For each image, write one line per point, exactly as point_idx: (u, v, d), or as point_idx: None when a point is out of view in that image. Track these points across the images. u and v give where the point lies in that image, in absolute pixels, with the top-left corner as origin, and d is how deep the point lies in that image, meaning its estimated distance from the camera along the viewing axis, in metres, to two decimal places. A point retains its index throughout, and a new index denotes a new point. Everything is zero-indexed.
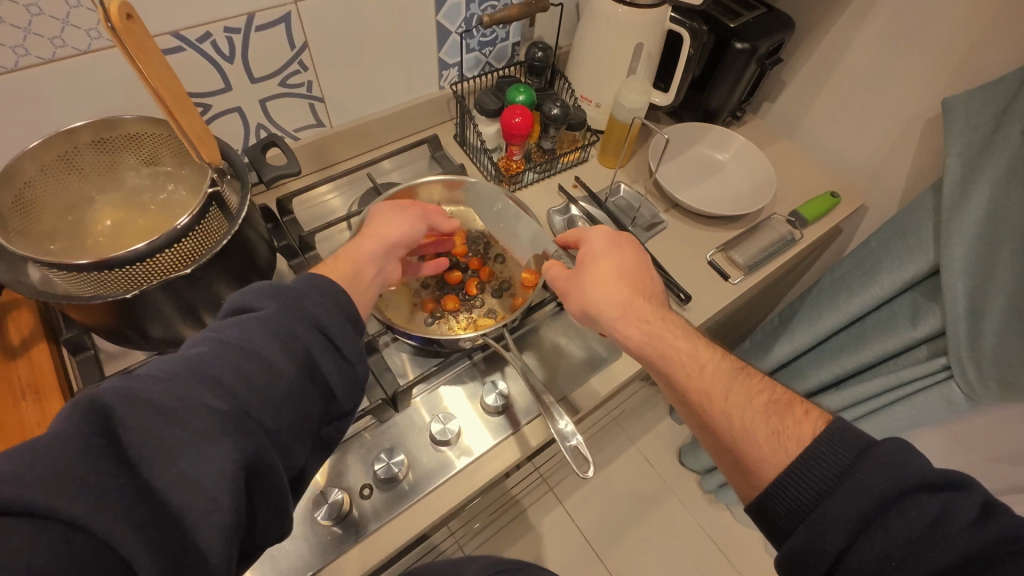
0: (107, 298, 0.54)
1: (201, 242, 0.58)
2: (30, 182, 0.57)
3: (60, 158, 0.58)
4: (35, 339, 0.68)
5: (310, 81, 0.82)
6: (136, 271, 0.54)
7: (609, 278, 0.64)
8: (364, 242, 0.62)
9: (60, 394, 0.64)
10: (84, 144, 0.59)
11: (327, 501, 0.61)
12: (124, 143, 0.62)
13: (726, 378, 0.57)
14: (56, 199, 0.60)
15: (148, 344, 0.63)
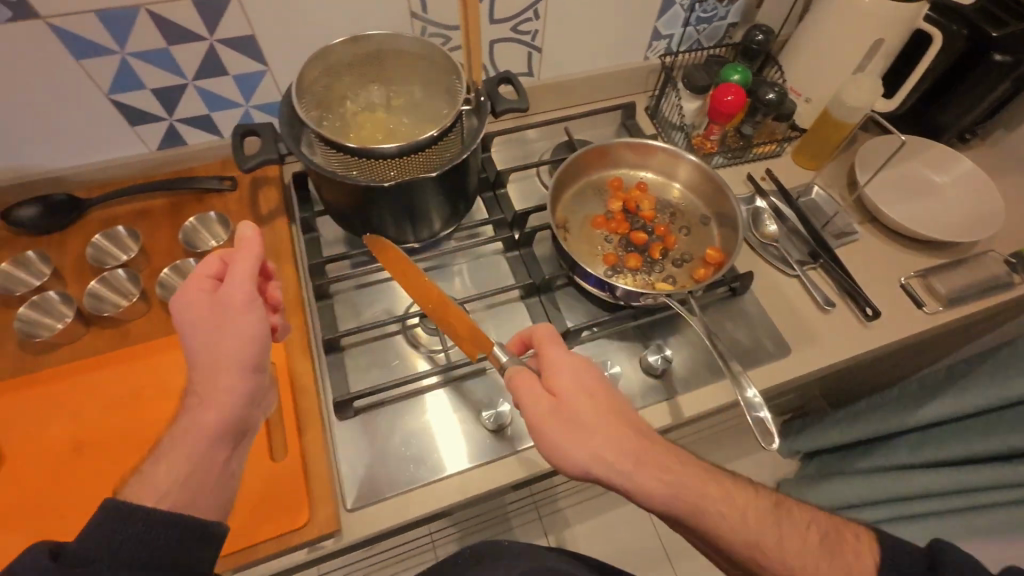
0: (355, 180, 0.65)
1: (436, 155, 0.67)
2: (321, 73, 0.66)
3: (347, 58, 0.66)
4: (279, 213, 0.80)
5: (536, 30, 0.86)
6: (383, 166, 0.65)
7: (613, 448, 0.51)
8: (214, 394, 0.49)
9: (292, 263, 0.76)
10: (366, 51, 0.67)
11: (494, 409, 0.67)
12: (395, 58, 0.69)
13: (763, 522, 0.51)
14: (331, 93, 0.69)
15: (374, 233, 0.75)
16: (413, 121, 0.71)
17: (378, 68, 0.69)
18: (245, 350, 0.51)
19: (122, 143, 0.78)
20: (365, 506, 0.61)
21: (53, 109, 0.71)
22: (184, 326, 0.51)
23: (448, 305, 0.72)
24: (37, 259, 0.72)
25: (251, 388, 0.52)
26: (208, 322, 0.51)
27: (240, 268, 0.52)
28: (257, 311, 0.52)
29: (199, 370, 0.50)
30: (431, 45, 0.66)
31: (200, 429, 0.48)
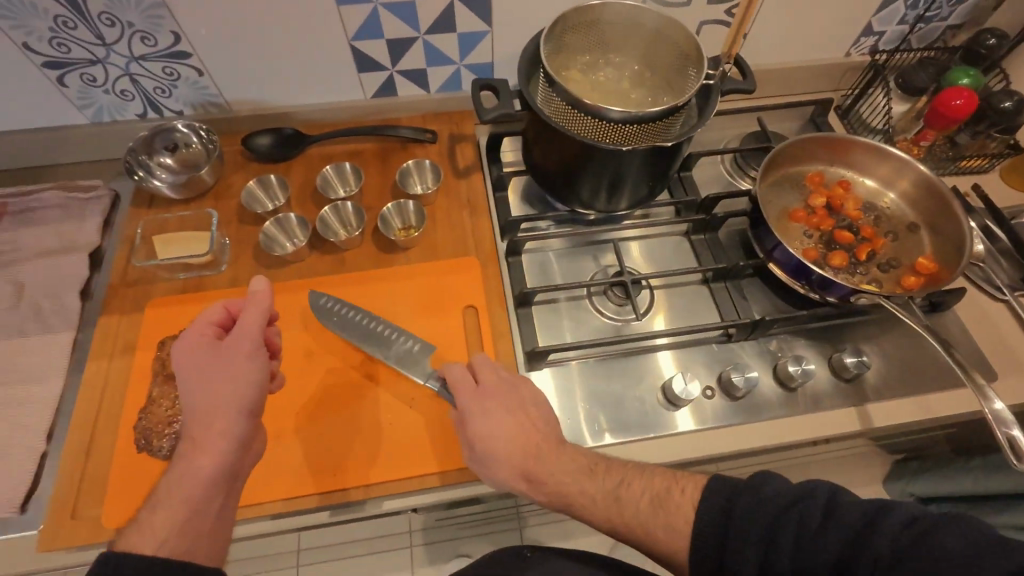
0: (564, 132, 0.67)
1: (647, 133, 0.67)
2: (572, 27, 0.66)
3: (593, 23, 0.67)
4: (474, 168, 0.84)
5: None
6: (597, 128, 0.67)
7: (505, 437, 0.56)
8: (210, 437, 0.51)
9: (486, 217, 0.80)
10: (613, 19, 0.67)
11: (683, 385, 0.66)
12: (634, 34, 0.68)
13: (554, 457, 0.56)
14: (568, 51, 0.69)
15: (569, 194, 0.78)
16: (632, 97, 0.70)
17: (614, 40, 0.69)
18: (241, 394, 0.53)
19: (344, 88, 0.85)
20: None
21: (301, 51, 0.78)
22: (187, 384, 0.53)
23: (640, 277, 0.73)
24: (274, 184, 0.78)
25: (246, 431, 0.54)
26: (219, 373, 0.53)
27: (250, 322, 0.56)
28: (260, 360, 0.55)
29: (194, 417, 0.52)
30: (681, 26, 0.65)
31: (199, 471, 0.50)
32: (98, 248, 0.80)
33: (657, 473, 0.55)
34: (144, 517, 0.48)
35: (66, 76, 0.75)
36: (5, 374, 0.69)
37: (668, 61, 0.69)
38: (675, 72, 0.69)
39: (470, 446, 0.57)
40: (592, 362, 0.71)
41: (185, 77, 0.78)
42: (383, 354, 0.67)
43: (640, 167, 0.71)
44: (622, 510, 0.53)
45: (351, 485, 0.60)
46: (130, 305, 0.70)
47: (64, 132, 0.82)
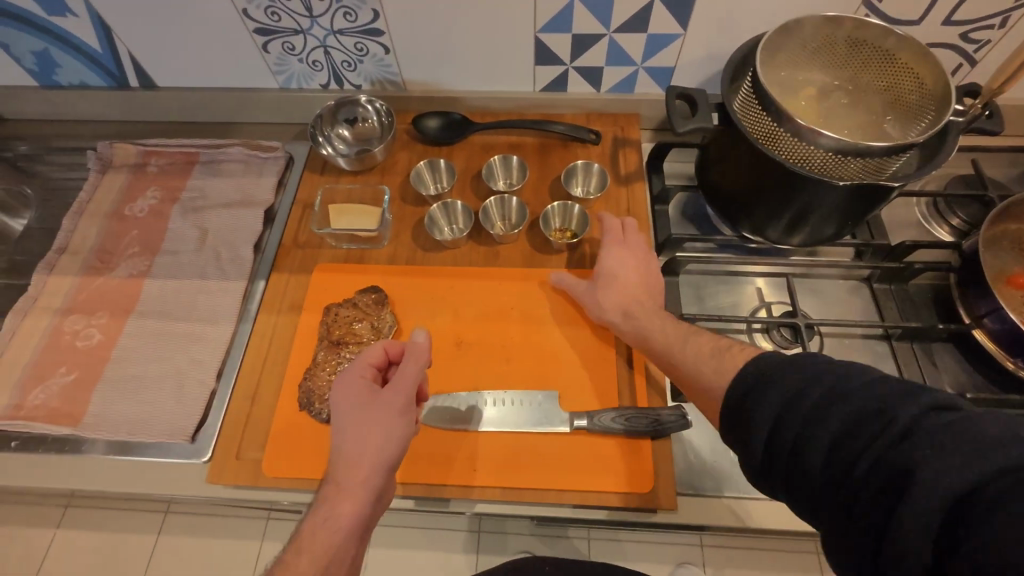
0: (763, 146, 0.62)
1: (855, 168, 0.60)
2: (804, 35, 0.61)
3: (828, 36, 0.61)
4: (636, 176, 0.80)
5: (989, 41, 0.72)
6: (801, 150, 0.60)
7: (609, 301, 0.64)
8: (351, 487, 0.50)
9: (647, 230, 0.75)
10: (854, 36, 0.60)
11: None
12: (872, 56, 0.61)
13: (676, 336, 0.59)
14: (790, 60, 0.62)
15: (742, 217, 0.72)
16: (848, 125, 0.62)
17: (845, 60, 0.62)
18: (388, 448, 0.52)
19: (517, 79, 0.84)
20: (695, 496, 0.60)
21: (486, 38, 0.77)
22: (341, 428, 0.53)
23: (815, 322, 0.66)
24: (440, 168, 0.80)
25: (383, 485, 0.53)
26: (369, 424, 0.53)
27: (406, 371, 0.55)
28: (409, 415, 0.55)
29: (341, 465, 0.52)
30: (935, 56, 0.57)
31: (339, 520, 0.49)
32: (272, 206, 0.85)
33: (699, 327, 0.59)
34: (290, 558, 0.48)
35: (270, 43, 0.81)
36: (187, 310, 0.75)
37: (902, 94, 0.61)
38: (907, 107, 0.60)
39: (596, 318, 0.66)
40: None
41: (373, 53, 0.81)
42: (531, 357, 0.66)
43: (848, 205, 0.63)
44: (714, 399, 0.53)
45: (489, 484, 0.59)
46: (298, 265, 0.74)
47: (257, 95, 0.88)
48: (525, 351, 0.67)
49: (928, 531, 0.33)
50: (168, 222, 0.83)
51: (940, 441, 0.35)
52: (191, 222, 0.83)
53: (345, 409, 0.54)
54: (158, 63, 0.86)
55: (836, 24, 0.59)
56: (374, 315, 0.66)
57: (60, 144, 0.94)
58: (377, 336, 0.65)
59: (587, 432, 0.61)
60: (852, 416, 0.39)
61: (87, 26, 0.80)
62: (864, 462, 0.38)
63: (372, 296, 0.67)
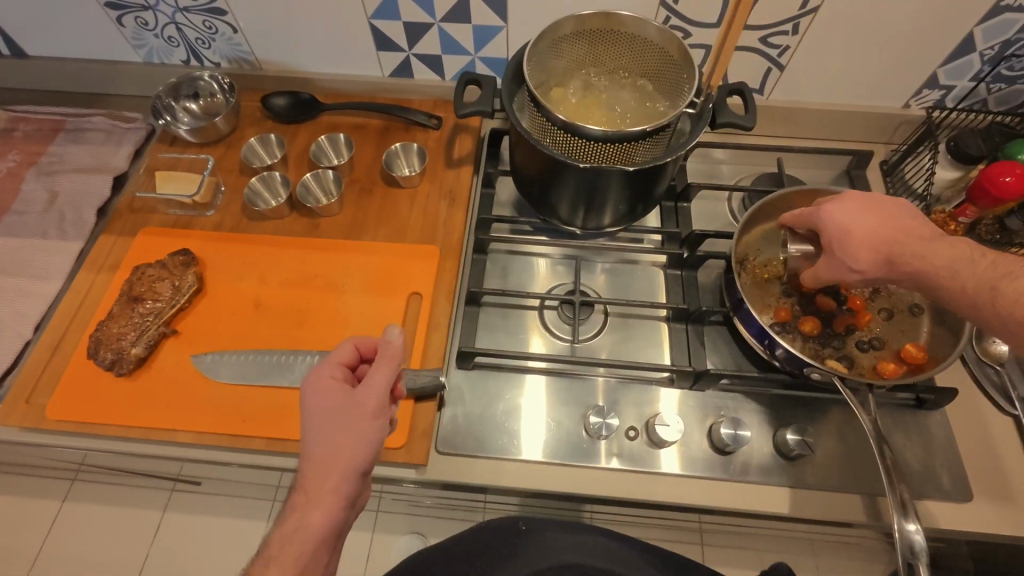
0: (531, 139, 0.66)
1: (619, 154, 0.65)
2: (563, 37, 0.64)
3: (586, 32, 0.64)
4: (467, 160, 0.84)
5: (788, 46, 0.77)
6: (568, 140, 0.65)
7: (865, 243, 0.56)
8: (322, 495, 0.50)
9: (464, 209, 0.80)
10: (609, 28, 0.64)
11: (602, 419, 0.64)
12: (630, 42, 0.65)
13: (850, 230, 0.57)
14: (560, 57, 0.66)
15: (538, 201, 0.77)
16: (621, 110, 0.67)
17: (608, 49, 0.66)
18: (357, 452, 0.52)
19: (365, 63, 0.88)
20: (453, 454, 0.64)
21: (325, 23, 0.81)
22: (315, 431, 0.52)
23: (591, 300, 0.71)
24: (274, 142, 0.84)
25: (355, 489, 0.53)
26: (340, 430, 0.52)
27: (379, 376, 0.55)
28: (381, 417, 0.54)
29: (312, 472, 0.51)
30: (680, 40, 0.61)
31: (309, 530, 0.50)
32: (124, 174, 0.89)
33: (852, 223, 0.57)
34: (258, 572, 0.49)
35: (124, 18, 0.84)
36: (23, 267, 0.79)
37: (671, 71, 0.64)
38: (668, 87, 0.66)
39: (836, 235, 0.57)
40: (505, 372, 0.69)
41: (222, 32, 0.85)
42: (322, 322, 0.69)
43: (614, 188, 0.70)
44: (998, 299, 0.51)
45: (257, 435, 0.63)
46: (127, 228, 0.78)
47: (120, 67, 0.92)
48: (317, 316, 0.70)
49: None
50: (22, 184, 0.87)
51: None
52: (42, 184, 0.87)
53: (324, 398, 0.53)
54: (21, 32, 0.89)
55: (590, 17, 0.62)
56: (177, 275, 0.69)
57: None
58: (176, 294, 0.68)
59: None
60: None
61: None
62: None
63: (179, 258, 0.71)
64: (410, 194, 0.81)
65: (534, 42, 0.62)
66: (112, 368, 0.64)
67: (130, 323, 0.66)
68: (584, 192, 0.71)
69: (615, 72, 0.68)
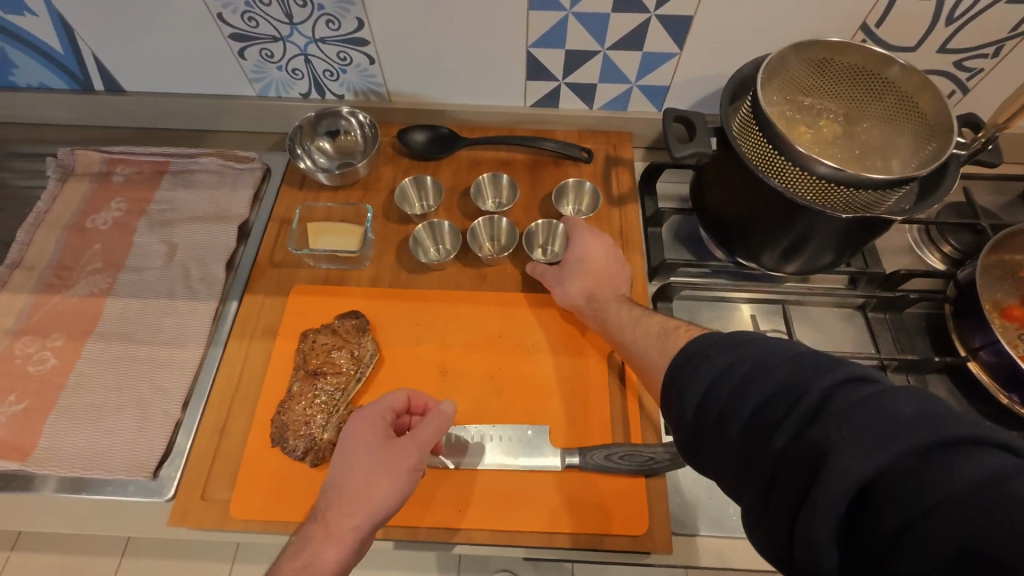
0: (752, 170, 0.60)
1: (847, 199, 0.59)
2: (797, 58, 0.60)
3: (815, 61, 0.60)
4: (628, 198, 0.78)
5: (983, 69, 0.72)
6: (794, 176, 0.59)
7: (574, 287, 0.64)
8: (341, 529, 0.48)
9: (640, 254, 0.73)
10: (839, 63, 0.60)
11: None
12: (856, 80, 0.61)
13: (629, 317, 0.59)
14: (782, 80, 0.61)
15: (730, 242, 0.70)
16: (838, 146, 0.60)
17: (827, 85, 0.62)
18: (385, 502, 0.49)
19: (508, 94, 0.81)
20: (691, 537, 0.57)
21: (478, 52, 0.75)
22: (348, 465, 0.51)
23: None
24: (427, 185, 0.77)
25: (371, 534, 0.50)
26: (376, 471, 0.50)
27: (425, 432, 0.53)
28: (417, 472, 0.51)
29: (334, 503, 0.49)
30: (930, 84, 0.57)
31: (323, 567, 0.46)
32: (247, 222, 0.81)
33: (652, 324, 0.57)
34: None
35: (246, 50, 0.76)
36: (154, 333, 0.70)
37: (913, 127, 0.59)
38: (896, 130, 0.60)
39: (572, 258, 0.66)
40: None
41: (356, 63, 0.77)
42: (519, 389, 0.62)
43: (828, 236, 0.63)
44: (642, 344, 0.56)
45: (475, 525, 0.55)
46: (273, 286, 0.70)
47: (232, 102, 0.84)
48: (511, 380, 0.63)
49: (840, 516, 0.32)
50: (133, 236, 0.78)
51: (919, 419, 0.32)
52: (157, 235, 0.78)
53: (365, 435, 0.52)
54: (126, 67, 0.80)
55: (835, 44, 0.58)
56: (354, 342, 0.62)
57: (15, 148, 0.87)
58: (357, 366, 0.61)
59: (576, 469, 0.58)
60: (995, 514, 0.27)
61: (47, 26, 0.75)
62: (779, 438, 0.36)
63: (351, 322, 0.63)
64: None
65: (771, 59, 0.59)
66: (305, 456, 0.56)
67: (314, 401, 0.58)
68: (791, 237, 0.64)
69: (824, 108, 0.62)
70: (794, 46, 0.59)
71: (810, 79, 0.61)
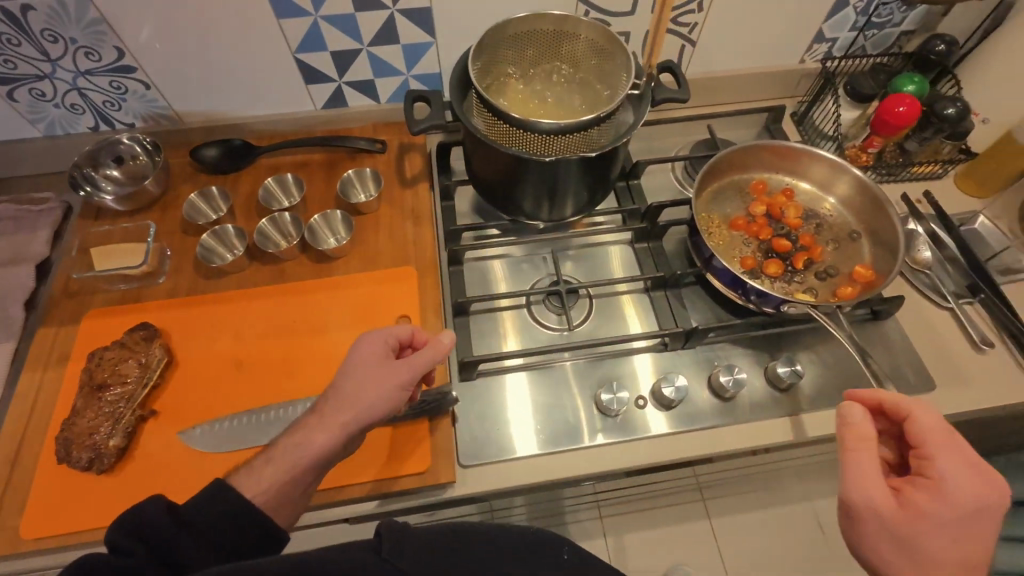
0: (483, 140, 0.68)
1: (570, 144, 0.68)
2: (501, 39, 0.68)
3: (517, 35, 0.69)
4: (421, 178, 0.84)
5: (696, 23, 0.84)
6: (519, 137, 0.67)
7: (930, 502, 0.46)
8: (334, 419, 0.52)
9: (431, 226, 0.80)
10: (537, 30, 0.69)
11: (613, 394, 0.66)
12: (555, 41, 0.70)
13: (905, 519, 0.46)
14: (495, 59, 0.70)
15: (505, 205, 0.78)
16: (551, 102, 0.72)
17: (532, 51, 0.71)
18: (376, 407, 0.54)
19: (296, 99, 0.86)
20: (478, 464, 0.63)
21: (250, 66, 0.79)
22: (352, 368, 0.55)
23: (575, 286, 0.73)
24: (216, 195, 0.80)
25: (358, 434, 0.54)
26: (375, 377, 0.55)
27: (426, 355, 0.57)
28: (408, 390, 0.56)
29: (335, 398, 0.53)
30: (609, 32, 0.68)
31: (311, 449, 0.51)
32: (47, 260, 0.81)
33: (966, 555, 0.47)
34: (255, 465, 0.50)
35: (15, 91, 0.77)
36: None
37: (605, 55, 0.70)
38: (594, 76, 0.73)
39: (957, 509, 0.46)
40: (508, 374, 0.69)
41: (133, 90, 0.79)
42: (312, 367, 0.66)
43: (573, 176, 0.72)
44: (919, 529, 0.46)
45: (365, 480, 0.61)
46: (69, 316, 0.71)
47: (19, 146, 0.84)
48: (304, 360, 0.67)
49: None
50: None
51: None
52: None
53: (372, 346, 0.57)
54: None
55: (525, 18, 0.67)
56: (141, 351, 0.64)
57: None
58: (145, 372, 0.63)
59: None
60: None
61: None
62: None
63: (139, 333, 0.65)
64: (371, 219, 0.80)
65: (477, 48, 0.66)
66: (93, 465, 0.58)
67: (100, 412, 0.60)
68: (541, 185, 0.73)
69: (537, 70, 0.73)
70: (489, 30, 0.66)
71: (521, 43, 0.70)
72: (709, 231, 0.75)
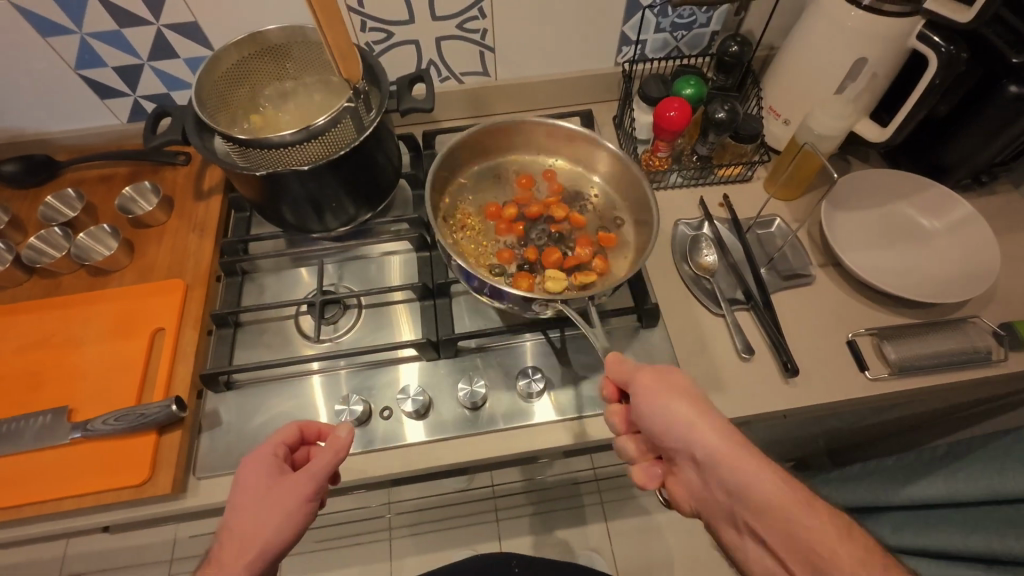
0: (224, 167, 0.66)
1: (315, 152, 0.67)
2: (224, 73, 0.70)
3: (237, 63, 0.71)
4: (216, 190, 0.85)
5: (486, 29, 0.83)
6: (259, 156, 0.66)
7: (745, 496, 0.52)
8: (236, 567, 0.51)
9: (215, 237, 0.81)
10: (251, 52, 0.71)
11: (347, 405, 0.68)
12: (275, 53, 0.72)
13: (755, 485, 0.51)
14: (232, 87, 0.72)
15: (279, 222, 0.78)
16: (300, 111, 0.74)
17: (263, 69, 0.73)
18: (279, 535, 0.52)
19: (98, 114, 0.87)
20: (214, 476, 0.65)
21: (35, 84, 0.80)
22: (239, 503, 0.53)
23: (334, 297, 0.74)
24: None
25: (270, 563, 0.53)
26: (267, 502, 0.53)
27: (318, 462, 0.55)
28: (312, 501, 0.55)
29: (230, 539, 0.52)
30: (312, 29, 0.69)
31: None
32: None
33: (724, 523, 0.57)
34: None
35: None
36: None
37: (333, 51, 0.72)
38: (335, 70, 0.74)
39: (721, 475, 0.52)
40: (262, 386, 0.71)
41: None
42: (59, 382, 0.68)
43: (334, 185, 0.72)
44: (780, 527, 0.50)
45: (89, 489, 0.62)
46: None
47: None
48: (54, 374, 0.69)
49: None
50: None
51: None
52: None
53: (265, 475, 0.55)
54: None
55: (228, 48, 0.68)
56: None
57: None
58: None
59: (88, 440, 0.65)
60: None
61: None
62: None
63: None
64: (157, 233, 0.81)
65: (198, 88, 0.67)
66: None
67: None
68: (308, 198, 0.73)
69: (280, 83, 0.75)
70: (209, 59, 0.67)
71: (252, 56, 0.71)
72: (452, 217, 0.78)
